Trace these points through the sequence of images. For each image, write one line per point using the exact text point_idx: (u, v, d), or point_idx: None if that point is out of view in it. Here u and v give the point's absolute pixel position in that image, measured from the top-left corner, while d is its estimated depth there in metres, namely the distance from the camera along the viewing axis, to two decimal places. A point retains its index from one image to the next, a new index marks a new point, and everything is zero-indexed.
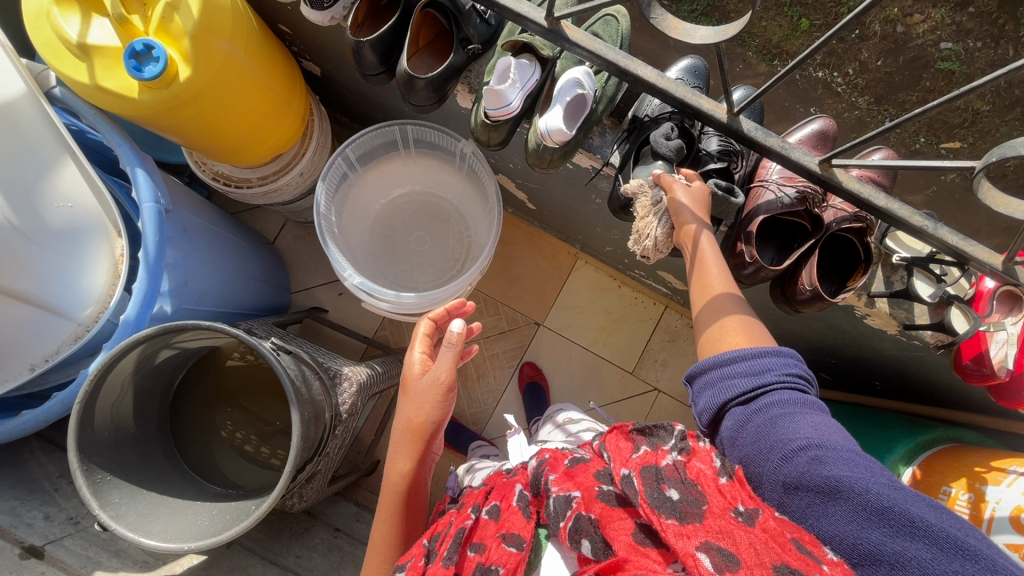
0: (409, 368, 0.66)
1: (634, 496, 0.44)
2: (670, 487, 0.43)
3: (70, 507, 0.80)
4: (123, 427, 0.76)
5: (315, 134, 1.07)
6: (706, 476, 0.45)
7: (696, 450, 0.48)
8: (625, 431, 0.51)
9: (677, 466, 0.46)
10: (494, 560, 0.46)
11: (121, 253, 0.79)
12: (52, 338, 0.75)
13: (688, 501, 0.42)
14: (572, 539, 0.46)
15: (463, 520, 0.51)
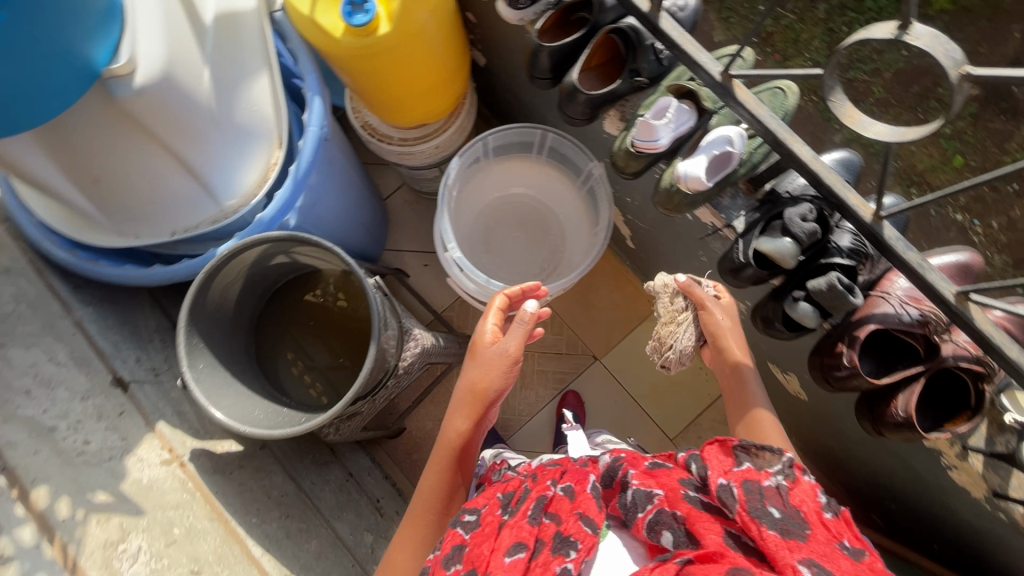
0: (480, 337, 0.71)
1: (734, 503, 0.46)
2: (773, 505, 0.45)
3: (156, 360, 0.90)
4: (225, 308, 0.84)
5: (462, 113, 1.15)
6: (811, 506, 0.46)
7: (801, 482, 0.48)
8: (727, 444, 0.52)
9: (780, 490, 0.47)
10: (572, 533, 0.48)
11: (274, 161, 0.87)
12: (198, 213, 0.85)
13: (791, 522, 0.44)
14: (652, 528, 0.49)
15: (543, 490, 0.54)
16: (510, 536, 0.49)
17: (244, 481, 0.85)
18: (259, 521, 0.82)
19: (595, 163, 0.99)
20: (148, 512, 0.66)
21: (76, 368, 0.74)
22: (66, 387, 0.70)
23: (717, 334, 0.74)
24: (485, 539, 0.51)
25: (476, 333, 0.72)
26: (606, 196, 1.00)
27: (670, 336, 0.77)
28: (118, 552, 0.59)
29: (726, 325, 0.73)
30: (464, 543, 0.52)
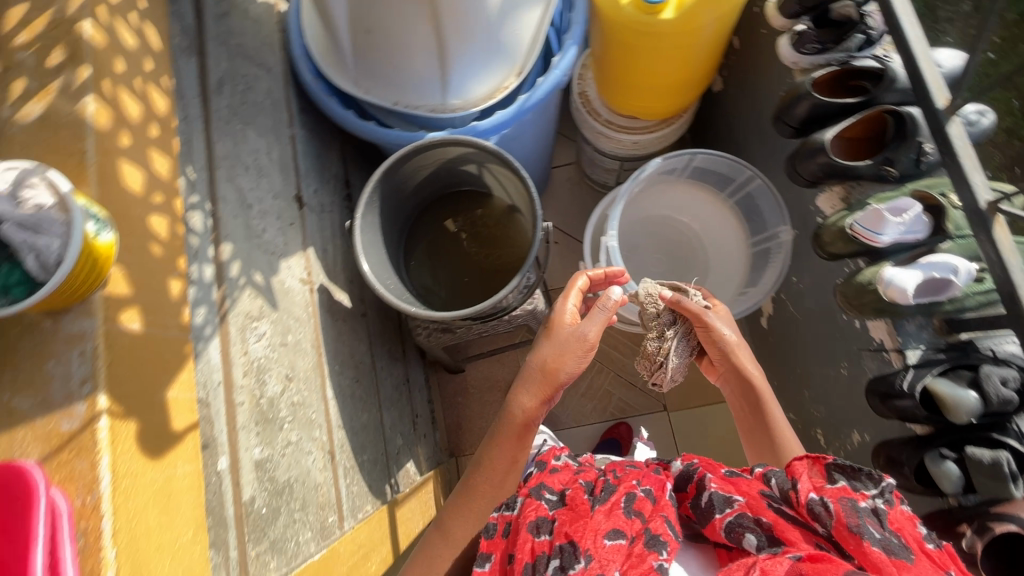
0: (559, 317, 0.74)
1: (829, 518, 0.45)
2: (871, 523, 0.44)
3: (326, 199, 0.99)
4: (406, 186, 0.91)
5: (676, 127, 1.15)
6: (912, 536, 0.43)
7: (900, 509, 0.45)
8: (822, 461, 0.51)
9: (877, 514, 0.45)
10: (658, 531, 0.51)
11: (505, 85, 0.93)
12: (424, 98, 0.92)
13: (893, 544, 0.42)
14: (732, 531, 0.50)
15: (631, 488, 0.57)
16: (607, 522, 0.52)
17: (342, 332, 0.93)
18: (339, 370, 0.88)
19: (786, 228, 0.95)
20: (279, 310, 0.73)
21: (280, 169, 0.83)
22: (269, 179, 0.79)
23: (719, 347, 0.78)
24: (573, 517, 0.54)
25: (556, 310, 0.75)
26: (778, 264, 0.97)
27: (662, 354, 0.85)
28: (252, 326, 0.66)
29: (732, 340, 0.77)
30: (551, 520, 0.56)
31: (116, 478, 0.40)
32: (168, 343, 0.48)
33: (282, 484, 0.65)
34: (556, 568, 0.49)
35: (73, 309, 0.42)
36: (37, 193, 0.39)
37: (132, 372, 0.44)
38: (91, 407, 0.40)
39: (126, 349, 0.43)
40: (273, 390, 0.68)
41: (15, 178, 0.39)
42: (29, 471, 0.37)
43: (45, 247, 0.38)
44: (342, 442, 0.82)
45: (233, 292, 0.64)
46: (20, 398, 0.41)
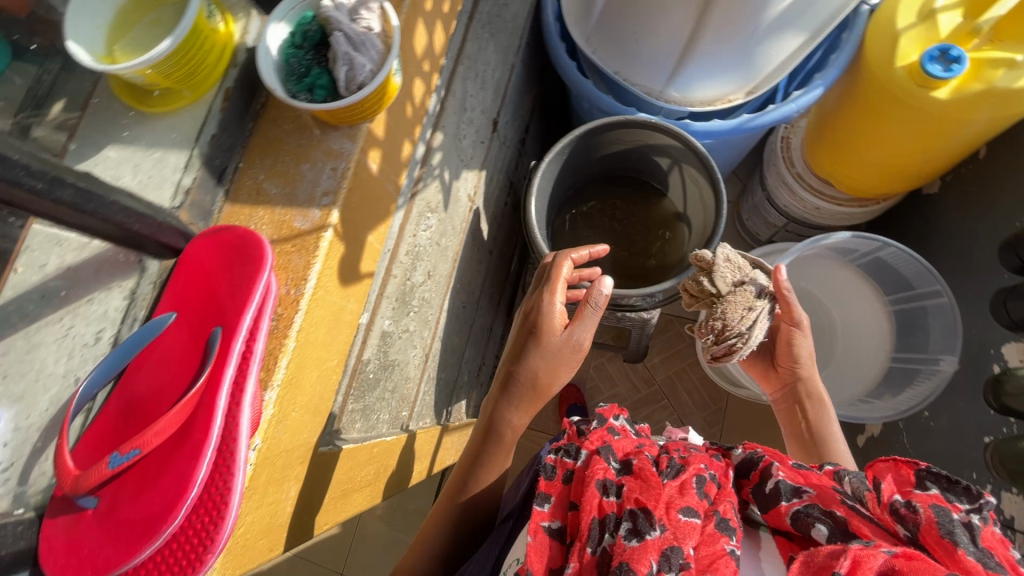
0: (548, 321, 0.60)
1: (914, 523, 0.42)
2: (964, 533, 0.40)
3: (509, 133, 1.01)
4: (593, 153, 0.90)
5: (867, 211, 1.09)
6: (1003, 555, 0.41)
7: (993, 530, 0.42)
8: (912, 468, 0.47)
9: (972, 527, 0.41)
10: (727, 516, 0.48)
11: (729, 99, 0.91)
12: (648, 78, 0.92)
13: (988, 557, 0.39)
14: (799, 519, 0.46)
15: (698, 469, 0.53)
16: (680, 496, 0.49)
17: (473, 257, 0.95)
18: (458, 290, 0.91)
19: (950, 359, 0.87)
20: (447, 212, 0.76)
21: (495, 89, 0.85)
22: (486, 93, 0.81)
23: (794, 355, 0.75)
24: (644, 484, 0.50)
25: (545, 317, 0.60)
26: (920, 390, 0.90)
27: (744, 324, 0.69)
28: (426, 215, 0.69)
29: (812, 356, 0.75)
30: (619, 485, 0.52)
31: (317, 286, 0.44)
32: (385, 195, 0.52)
33: (389, 364, 0.69)
34: (629, 531, 0.46)
35: (342, 130, 0.46)
36: (369, 18, 0.42)
37: (358, 205, 0.47)
38: (324, 216, 0.44)
39: (364, 181, 0.47)
40: (416, 279, 0.71)
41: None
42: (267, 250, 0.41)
43: (359, 66, 0.41)
44: (436, 352, 0.86)
45: (427, 178, 0.67)
46: (270, 183, 0.45)
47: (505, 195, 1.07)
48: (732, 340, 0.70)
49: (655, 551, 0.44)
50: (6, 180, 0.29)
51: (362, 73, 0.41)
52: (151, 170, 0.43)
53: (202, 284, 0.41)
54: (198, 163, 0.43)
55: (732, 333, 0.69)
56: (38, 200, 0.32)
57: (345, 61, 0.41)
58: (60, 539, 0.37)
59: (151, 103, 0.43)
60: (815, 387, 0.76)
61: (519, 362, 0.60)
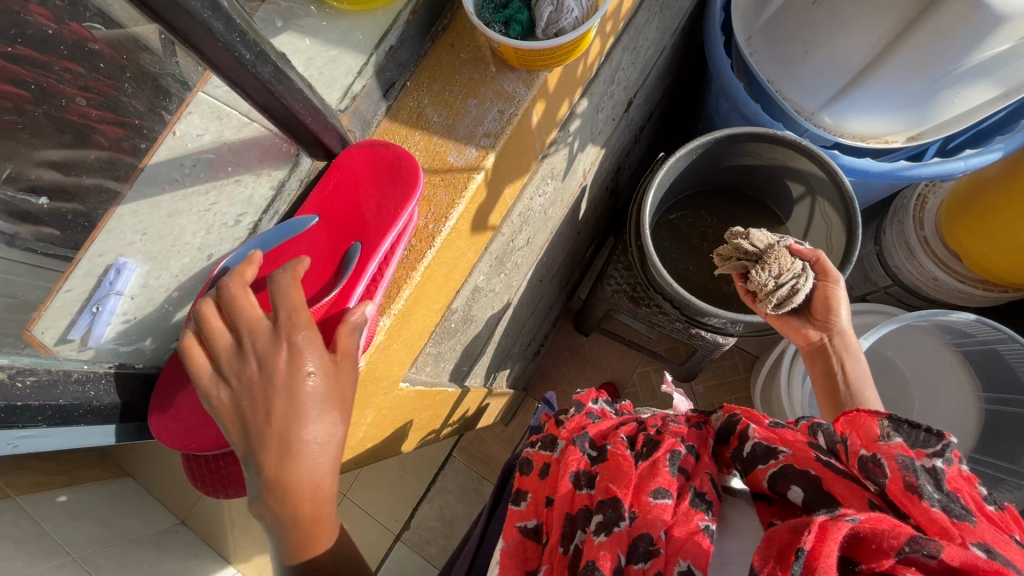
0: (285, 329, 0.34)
1: (884, 476, 0.44)
2: (926, 483, 0.42)
3: (635, 118, 0.96)
4: (721, 158, 0.84)
5: (988, 295, 1.00)
6: (970, 498, 0.42)
7: (957, 469, 0.44)
8: (877, 416, 0.48)
9: (934, 474, 0.43)
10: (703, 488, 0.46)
11: (887, 140, 0.84)
12: (805, 96, 0.85)
13: (950, 504, 0.41)
14: (775, 480, 0.48)
15: (671, 442, 0.49)
16: (649, 477, 0.46)
17: (564, 234, 0.93)
18: (542, 263, 0.89)
19: None
20: (562, 183, 0.73)
21: (642, 68, 0.80)
22: (633, 70, 0.76)
23: (827, 303, 0.67)
24: (619, 468, 0.48)
25: (282, 306, 0.35)
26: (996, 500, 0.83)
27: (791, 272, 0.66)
28: (545, 183, 0.67)
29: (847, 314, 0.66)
30: (591, 475, 0.49)
31: (455, 226, 0.42)
32: (532, 151, 0.49)
33: (470, 319, 0.68)
34: (598, 525, 0.43)
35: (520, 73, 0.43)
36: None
37: (511, 156, 0.45)
38: (478, 158, 0.42)
39: (524, 130, 0.45)
40: (518, 243, 0.69)
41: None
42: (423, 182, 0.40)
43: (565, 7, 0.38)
44: (506, 318, 0.85)
45: (560, 144, 0.64)
46: (434, 109, 0.43)
47: (609, 179, 1.03)
48: (795, 282, 0.66)
49: (624, 543, 0.42)
50: (223, 41, 0.29)
51: (568, 19, 0.38)
52: (323, 66, 0.42)
53: (350, 193, 0.42)
54: (371, 71, 0.41)
55: (792, 274, 0.66)
56: (240, 70, 0.31)
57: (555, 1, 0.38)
58: (183, 412, 0.41)
59: (345, 3, 0.42)
60: (850, 343, 0.66)
61: (286, 414, 0.33)
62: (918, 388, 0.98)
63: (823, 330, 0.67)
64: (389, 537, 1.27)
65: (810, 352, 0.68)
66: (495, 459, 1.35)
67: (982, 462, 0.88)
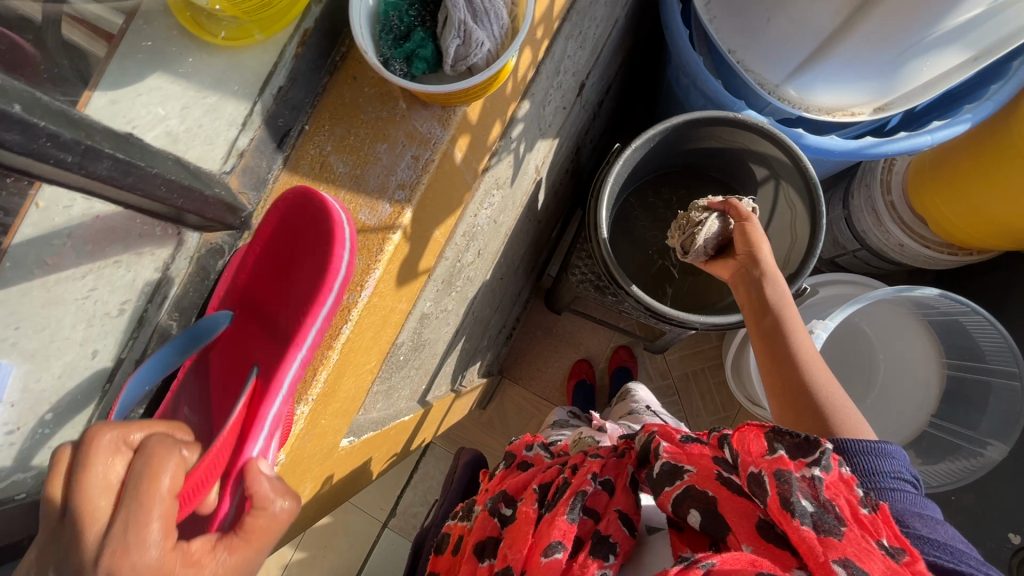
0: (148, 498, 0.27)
1: (765, 494, 0.46)
2: (804, 497, 0.44)
3: (591, 96, 0.90)
4: (681, 141, 0.79)
5: (953, 259, 0.99)
6: (846, 501, 0.44)
7: (836, 473, 0.45)
8: (763, 428, 0.49)
9: (808, 487, 0.44)
10: (610, 532, 0.53)
11: (852, 111, 0.79)
12: (768, 67, 0.79)
13: (821, 517, 0.43)
14: (678, 505, 0.51)
15: (581, 484, 0.55)
16: (547, 533, 0.51)
17: (523, 229, 0.88)
18: (501, 262, 0.85)
19: (998, 446, 0.83)
20: (511, 188, 0.68)
21: (591, 48, 0.73)
22: (582, 53, 0.70)
23: (747, 238, 0.62)
24: (520, 530, 0.54)
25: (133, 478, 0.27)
26: (957, 469, 0.86)
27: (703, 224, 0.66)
28: (491, 194, 0.62)
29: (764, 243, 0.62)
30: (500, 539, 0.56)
31: (375, 291, 0.38)
32: (463, 185, 0.44)
33: (422, 343, 0.65)
34: None
35: (437, 110, 0.38)
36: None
37: (435, 201, 0.40)
38: (394, 215, 0.37)
39: (447, 173, 0.39)
40: (467, 259, 0.65)
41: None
42: (337, 277, 0.36)
43: (474, 39, 0.32)
44: (467, 326, 0.81)
45: (502, 152, 0.59)
46: (338, 157, 0.38)
47: (568, 161, 0.97)
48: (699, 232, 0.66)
49: None
50: (26, 152, 0.23)
51: (480, 53, 0.33)
52: (202, 117, 0.36)
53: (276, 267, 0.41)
54: (258, 122, 0.36)
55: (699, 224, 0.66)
56: (68, 175, 0.26)
57: (461, 32, 0.32)
58: None
59: (216, 37, 0.35)
60: (769, 267, 0.61)
61: None
62: (885, 354, 0.98)
63: (745, 258, 0.63)
64: (376, 527, 1.28)
65: (735, 280, 0.64)
66: (475, 442, 1.35)
67: (944, 429, 0.89)
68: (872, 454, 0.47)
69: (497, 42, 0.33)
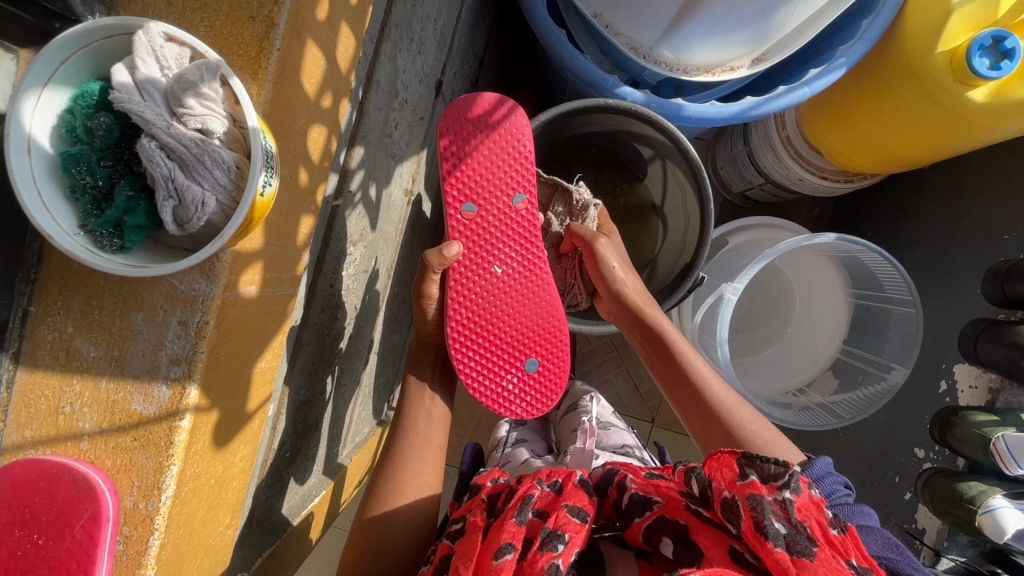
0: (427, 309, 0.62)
1: (738, 521, 0.44)
2: (777, 520, 0.42)
3: (461, 83, 0.80)
4: (560, 130, 0.71)
5: (850, 185, 0.99)
6: (816, 523, 0.41)
7: (807, 493, 0.43)
8: (735, 454, 0.47)
9: (783, 509, 0.42)
10: (561, 526, 0.49)
11: (732, 66, 0.73)
12: (637, 30, 0.71)
13: (795, 540, 0.40)
14: (650, 533, 0.50)
15: (530, 488, 0.54)
16: (496, 539, 0.49)
17: (416, 249, 0.81)
18: (397, 290, 0.78)
19: (900, 368, 0.86)
20: (375, 231, 0.60)
21: (438, 46, 0.63)
22: (424, 56, 0.60)
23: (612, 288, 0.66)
24: (469, 541, 0.51)
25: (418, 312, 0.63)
26: (865, 396, 0.90)
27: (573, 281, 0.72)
28: (348, 253, 0.54)
29: (625, 281, 0.66)
30: (451, 556, 0.53)
31: (181, 484, 0.31)
32: (274, 302, 0.37)
33: (308, 424, 0.59)
34: None
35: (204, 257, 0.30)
36: (207, 107, 0.25)
37: (231, 351, 0.32)
38: (175, 398, 0.30)
39: (237, 322, 0.32)
40: (338, 325, 0.57)
41: (178, 65, 0.24)
42: (107, 500, 0.29)
43: (190, 198, 0.25)
44: (371, 370, 0.76)
45: (345, 212, 0.50)
46: (86, 339, 0.30)
47: None
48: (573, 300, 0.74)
49: None
50: None
51: (207, 213, 0.25)
52: None
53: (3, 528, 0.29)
54: None
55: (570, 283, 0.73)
56: None
57: (169, 192, 0.24)
58: None
59: None
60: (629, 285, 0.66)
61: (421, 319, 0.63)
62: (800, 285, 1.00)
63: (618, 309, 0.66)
64: None
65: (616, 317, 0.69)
66: None
67: (857, 357, 0.93)
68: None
69: (229, 193, 0.26)
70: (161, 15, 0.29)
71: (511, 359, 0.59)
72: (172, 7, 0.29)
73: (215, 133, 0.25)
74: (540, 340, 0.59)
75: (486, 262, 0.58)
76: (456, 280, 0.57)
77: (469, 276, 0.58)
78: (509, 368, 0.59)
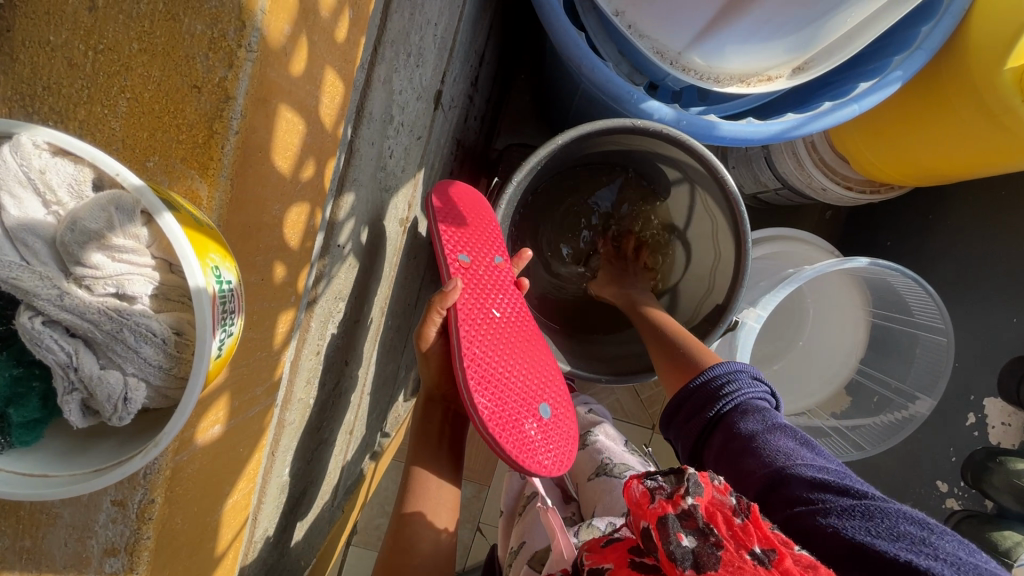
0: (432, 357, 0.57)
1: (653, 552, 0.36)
2: (683, 536, 0.35)
3: (460, 86, 0.70)
4: (574, 147, 0.63)
5: (876, 197, 0.90)
6: (721, 517, 0.35)
7: (710, 488, 0.37)
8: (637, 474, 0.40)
9: (686, 520, 0.36)
10: None
11: (771, 75, 0.65)
12: (665, 33, 0.62)
13: (705, 551, 0.34)
14: None
15: None
16: None
17: (410, 275, 0.73)
18: (391, 324, 0.70)
19: (925, 399, 0.82)
20: (366, 276, 0.52)
21: (437, 54, 0.54)
22: (422, 68, 0.50)
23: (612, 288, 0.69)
24: None
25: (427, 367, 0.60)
26: (884, 423, 0.86)
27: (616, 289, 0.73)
28: (337, 311, 0.46)
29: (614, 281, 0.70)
30: None
31: None
32: (245, 427, 0.29)
33: (293, 500, 0.51)
34: None
35: (152, 410, 0.23)
36: (121, 267, 0.20)
37: (193, 513, 0.25)
38: None
39: (198, 479, 0.25)
40: (326, 389, 0.50)
41: (85, 202, 0.20)
42: None
43: (106, 394, 0.21)
44: (363, 415, 0.69)
45: (332, 270, 0.42)
46: None
47: (449, 168, 0.79)
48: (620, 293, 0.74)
49: None
50: None
51: (132, 409, 0.21)
52: None
53: None
54: None
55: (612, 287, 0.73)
56: None
57: (74, 383, 0.21)
58: None
59: None
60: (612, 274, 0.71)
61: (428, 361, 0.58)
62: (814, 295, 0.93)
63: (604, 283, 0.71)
64: None
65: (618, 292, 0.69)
66: None
67: (873, 378, 0.88)
68: (712, 380, 0.50)
69: (163, 372, 0.21)
70: (62, 81, 0.20)
71: (527, 408, 0.51)
72: (77, 69, 0.20)
73: (137, 297, 0.21)
74: (547, 385, 0.54)
75: (485, 305, 0.54)
76: (460, 317, 0.51)
77: (472, 317, 0.52)
78: (525, 416, 0.51)
